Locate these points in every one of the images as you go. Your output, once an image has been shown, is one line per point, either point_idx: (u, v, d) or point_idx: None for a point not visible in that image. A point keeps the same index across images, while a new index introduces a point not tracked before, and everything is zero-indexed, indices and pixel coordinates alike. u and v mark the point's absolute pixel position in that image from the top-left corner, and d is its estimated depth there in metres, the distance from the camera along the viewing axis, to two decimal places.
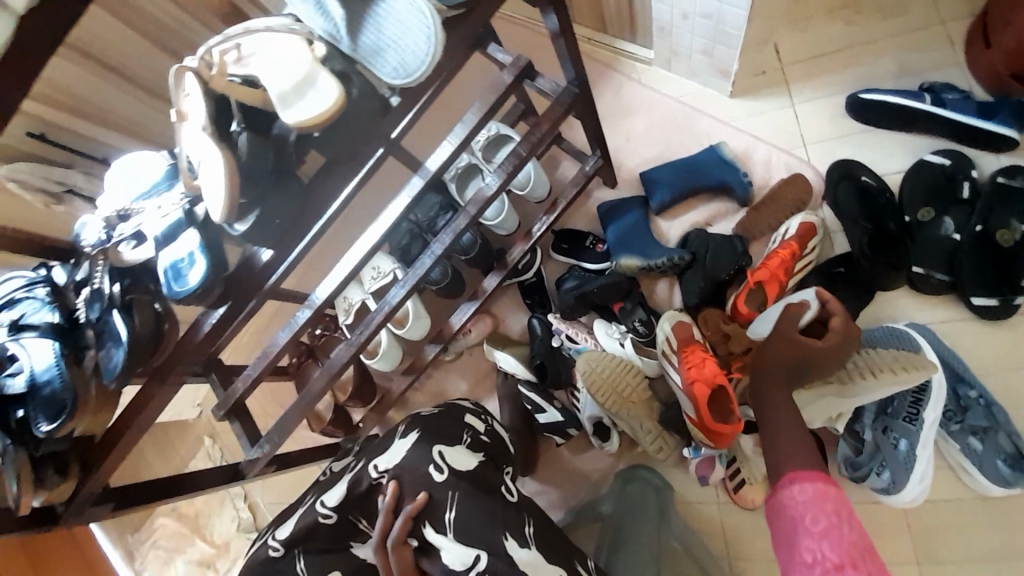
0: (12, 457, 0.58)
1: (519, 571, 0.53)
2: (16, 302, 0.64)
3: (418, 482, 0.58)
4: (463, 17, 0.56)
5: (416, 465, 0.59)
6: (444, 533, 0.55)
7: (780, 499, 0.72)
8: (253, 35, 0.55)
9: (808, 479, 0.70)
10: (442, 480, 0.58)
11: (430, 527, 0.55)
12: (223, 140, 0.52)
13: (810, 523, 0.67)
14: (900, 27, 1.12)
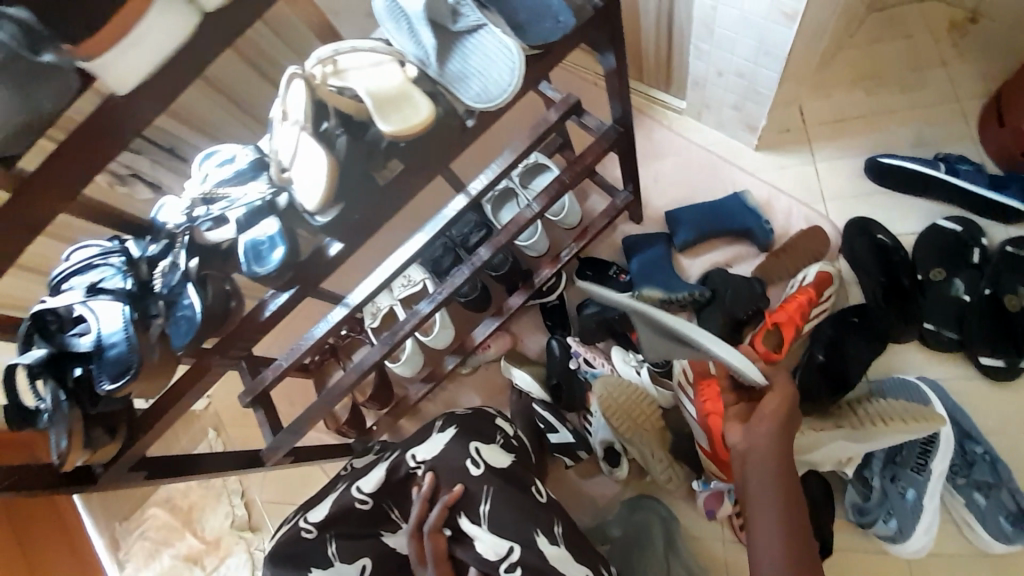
0: (66, 412, 0.61)
1: (548, 565, 0.62)
2: (92, 268, 0.68)
3: (453, 475, 0.67)
4: (539, 57, 0.63)
5: (456, 459, 0.68)
6: (477, 522, 0.65)
7: None
8: (351, 54, 0.62)
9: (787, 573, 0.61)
10: (478, 475, 0.67)
11: (465, 516, 0.65)
12: (319, 139, 0.60)
13: None
14: (917, 101, 1.21)
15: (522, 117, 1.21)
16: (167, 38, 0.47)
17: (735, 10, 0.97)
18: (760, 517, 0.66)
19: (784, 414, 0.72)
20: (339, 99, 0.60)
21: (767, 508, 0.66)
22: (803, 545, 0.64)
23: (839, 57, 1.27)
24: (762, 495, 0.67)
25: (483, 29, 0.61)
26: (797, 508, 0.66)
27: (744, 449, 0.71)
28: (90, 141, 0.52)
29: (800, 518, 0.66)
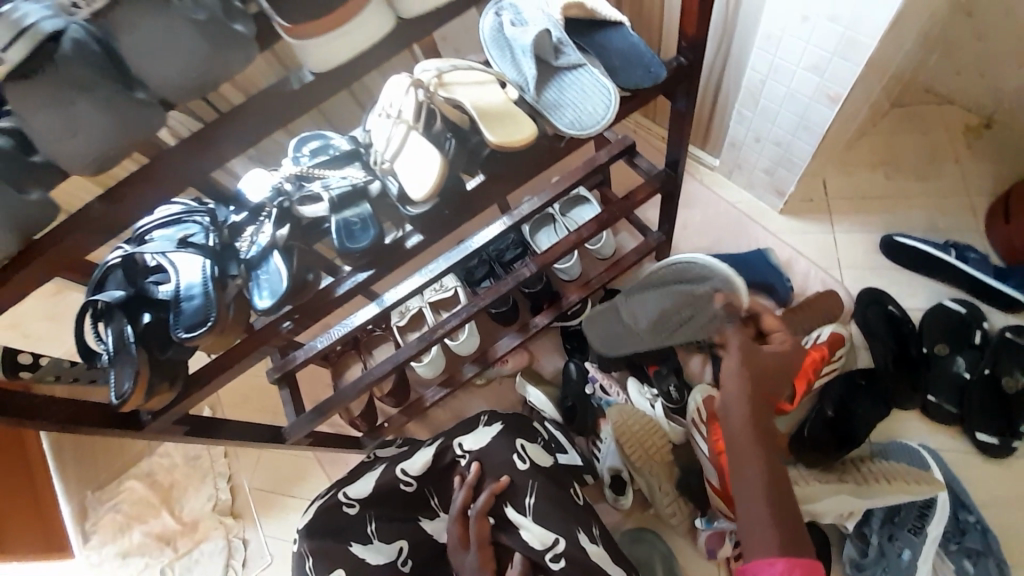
0: (135, 355, 0.63)
1: (588, 557, 0.78)
2: (178, 223, 0.71)
3: (499, 468, 0.85)
4: (628, 99, 0.71)
5: (503, 456, 0.85)
6: (523, 512, 0.83)
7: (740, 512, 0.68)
8: (458, 71, 0.69)
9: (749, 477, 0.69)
10: (524, 470, 0.84)
11: (510, 505, 0.84)
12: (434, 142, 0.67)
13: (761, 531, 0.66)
14: (931, 191, 1.32)
15: (571, 162, 1.35)
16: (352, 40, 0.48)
17: (782, 86, 1.06)
18: (743, 477, 0.70)
19: (752, 376, 0.76)
20: (449, 109, 0.67)
21: (748, 468, 0.70)
22: (784, 498, 0.69)
23: (865, 141, 1.39)
24: (744, 457, 0.71)
25: (583, 69, 0.69)
26: (775, 467, 0.71)
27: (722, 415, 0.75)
28: (252, 112, 0.51)
29: (782, 474, 0.70)
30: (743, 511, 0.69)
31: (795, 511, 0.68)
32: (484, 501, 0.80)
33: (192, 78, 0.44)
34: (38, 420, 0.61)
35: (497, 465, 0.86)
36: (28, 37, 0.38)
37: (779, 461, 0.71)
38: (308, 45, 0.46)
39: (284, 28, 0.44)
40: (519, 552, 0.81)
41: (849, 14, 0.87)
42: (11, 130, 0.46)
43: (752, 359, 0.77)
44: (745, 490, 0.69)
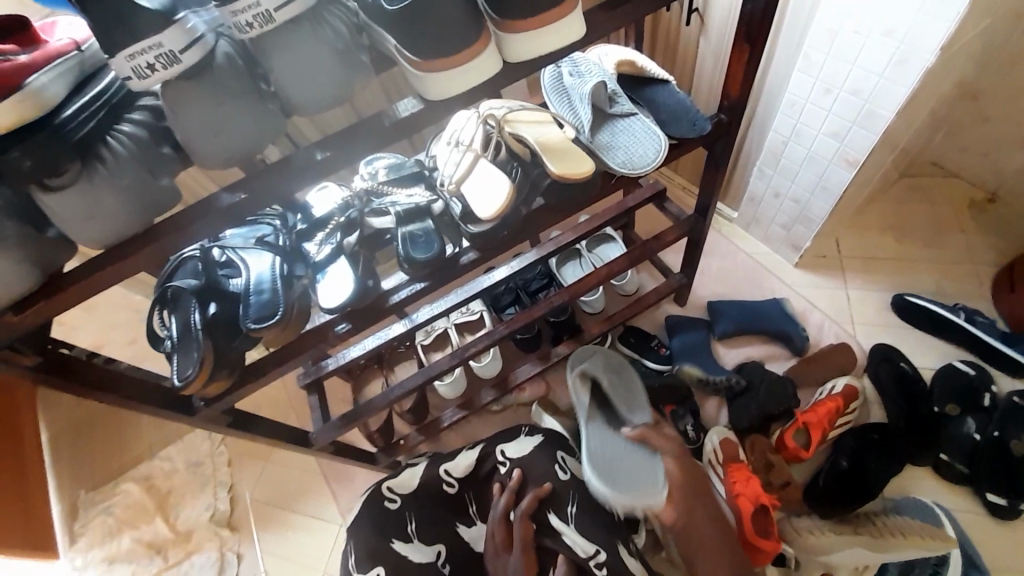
0: (201, 340, 0.65)
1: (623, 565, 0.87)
2: (252, 226, 0.78)
3: (541, 476, 0.95)
4: (674, 147, 0.78)
5: (544, 466, 0.96)
6: (564, 519, 0.91)
7: None
8: (524, 111, 0.78)
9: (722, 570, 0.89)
10: (564, 479, 0.95)
11: (551, 511, 0.92)
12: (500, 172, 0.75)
13: None
14: (939, 257, 1.39)
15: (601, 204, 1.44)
16: (473, 81, 0.52)
17: (804, 149, 1.15)
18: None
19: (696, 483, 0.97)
20: (515, 144, 0.76)
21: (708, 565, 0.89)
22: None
23: (875, 206, 1.48)
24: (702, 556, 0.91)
25: (634, 118, 0.77)
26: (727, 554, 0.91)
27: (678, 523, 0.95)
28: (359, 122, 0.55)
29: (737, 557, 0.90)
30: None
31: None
32: (527, 504, 0.89)
33: (322, 95, 0.51)
34: (103, 393, 0.62)
35: (537, 475, 0.96)
36: (200, 45, 0.44)
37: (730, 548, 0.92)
38: (429, 78, 0.50)
39: (416, 65, 0.49)
40: (563, 555, 0.89)
41: (869, 89, 0.96)
42: (147, 124, 0.50)
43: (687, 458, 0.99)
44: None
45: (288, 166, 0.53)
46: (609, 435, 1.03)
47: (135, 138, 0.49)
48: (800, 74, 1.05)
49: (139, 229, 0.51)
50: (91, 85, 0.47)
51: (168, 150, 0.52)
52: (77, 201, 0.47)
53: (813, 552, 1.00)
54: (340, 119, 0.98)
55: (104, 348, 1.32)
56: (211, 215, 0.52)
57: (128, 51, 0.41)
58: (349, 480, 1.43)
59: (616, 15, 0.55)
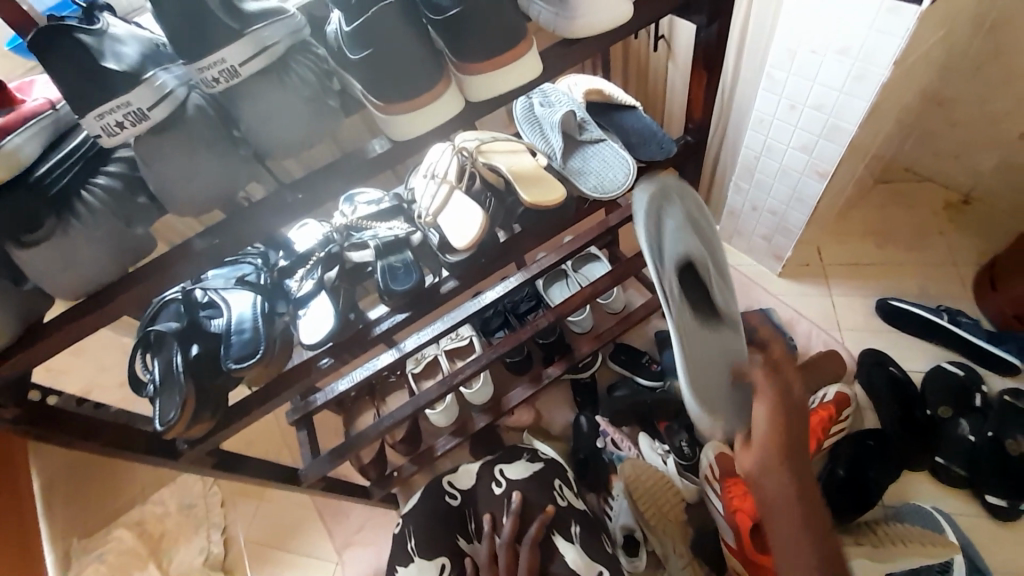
0: (182, 384, 0.66)
1: None
2: (234, 265, 0.79)
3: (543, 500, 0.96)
4: (645, 169, 0.81)
5: (542, 490, 0.97)
6: (568, 541, 0.91)
7: None
8: (497, 141, 0.81)
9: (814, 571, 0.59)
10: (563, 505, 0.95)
11: (557, 535, 0.91)
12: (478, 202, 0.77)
13: None
14: (920, 259, 1.42)
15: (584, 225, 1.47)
16: (438, 119, 0.53)
17: (776, 162, 1.18)
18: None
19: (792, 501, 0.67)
20: (489, 174, 0.78)
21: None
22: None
23: (854, 213, 1.51)
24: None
25: (604, 143, 0.80)
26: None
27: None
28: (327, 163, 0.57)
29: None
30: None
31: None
32: (536, 532, 0.85)
33: (295, 138, 0.52)
34: (83, 441, 0.62)
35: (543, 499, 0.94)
36: (172, 100, 0.46)
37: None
38: (393, 120, 0.52)
39: (379, 107, 0.51)
40: None
41: (832, 103, 1.00)
42: (122, 175, 0.51)
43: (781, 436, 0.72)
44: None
45: (265, 209, 0.55)
46: (705, 335, 0.88)
47: (110, 190, 0.50)
48: (766, 92, 1.09)
49: (116, 276, 0.52)
50: (65, 143, 0.49)
51: (144, 200, 0.52)
52: (52, 255, 0.47)
53: None
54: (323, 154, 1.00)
55: (93, 392, 1.30)
56: (186, 258, 0.53)
57: (98, 110, 0.43)
58: (345, 516, 1.40)
59: (574, 51, 0.57)
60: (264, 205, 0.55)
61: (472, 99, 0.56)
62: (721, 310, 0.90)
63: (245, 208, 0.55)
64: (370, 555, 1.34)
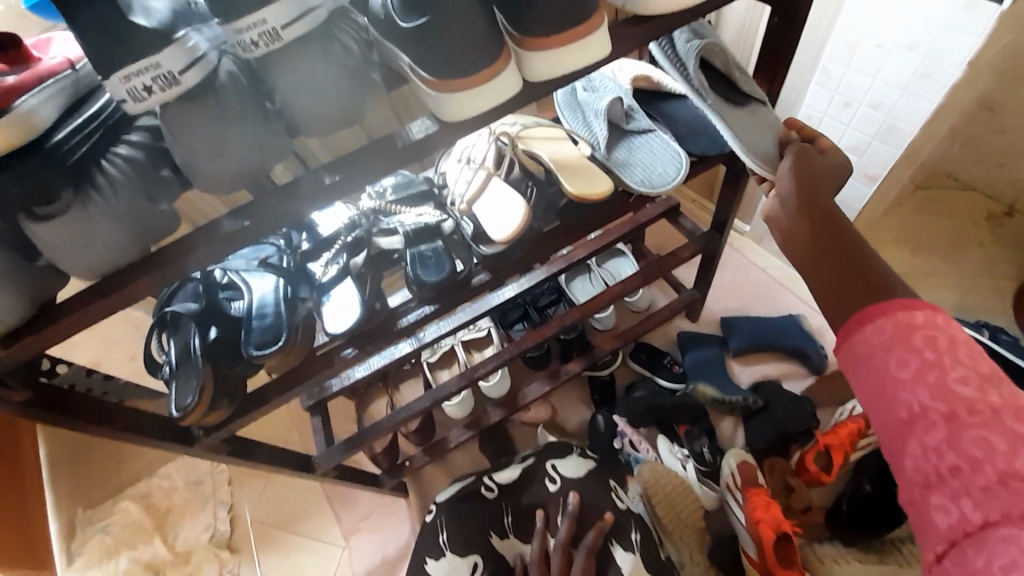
0: (201, 368, 0.63)
1: None
2: (256, 245, 0.74)
3: (604, 506, 0.84)
4: (694, 164, 0.76)
5: (601, 493, 0.86)
6: (628, 550, 0.81)
7: (857, 356, 0.48)
8: (539, 127, 0.76)
9: (881, 313, 0.48)
10: (623, 507, 0.85)
11: (616, 544, 0.81)
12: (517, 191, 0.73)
13: (897, 371, 0.46)
14: (958, 271, 1.37)
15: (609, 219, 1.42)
16: (495, 99, 0.49)
17: None
18: (912, 460, 0.45)
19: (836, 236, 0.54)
20: (529, 160, 0.73)
21: (913, 433, 0.44)
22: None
23: (892, 218, 1.45)
24: (903, 414, 0.45)
25: (653, 133, 0.75)
26: (953, 376, 0.44)
27: (853, 340, 0.49)
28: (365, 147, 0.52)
29: (989, 370, 0.44)
30: (1003, 522, 0.40)
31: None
32: (593, 541, 0.75)
33: (334, 114, 0.47)
34: (96, 427, 0.59)
35: (592, 505, 0.84)
36: (203, 64, 0.41)
37: (965, 344, 0.45)
38: (445, 100, 0.48)
39: (430, 84, 0.47)
40: None
41: (891, 103, 0.94)
42: (145, 145, 0.48)
43: (812, 180, 0.58)
44: (921, 470, 0.44)
45: (298, 191, 0.51)
46: (745, 117, 0.69)
47: (132, 161, 0.46)
48: (818, 87, 1.02)
49: (136, 257, 0.48)
50: (84, 107, 0.45)
51: (167, 172, 0.48)
52: (69, 230, 0.44)
53: None
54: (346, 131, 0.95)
55: (103, 365, 1.28)
56: (211, 240, 0.48)
57: (124, 72, 0.38)
58: (352, 502, 1.39)
59: (644, 29, 0.52)
60: (300, 188, 0.51)
61: (531, 78, 0.51)
62: (747, 94, 0.72)
63: (280, 191, 0.51)
64: (376, 543, 1.33)
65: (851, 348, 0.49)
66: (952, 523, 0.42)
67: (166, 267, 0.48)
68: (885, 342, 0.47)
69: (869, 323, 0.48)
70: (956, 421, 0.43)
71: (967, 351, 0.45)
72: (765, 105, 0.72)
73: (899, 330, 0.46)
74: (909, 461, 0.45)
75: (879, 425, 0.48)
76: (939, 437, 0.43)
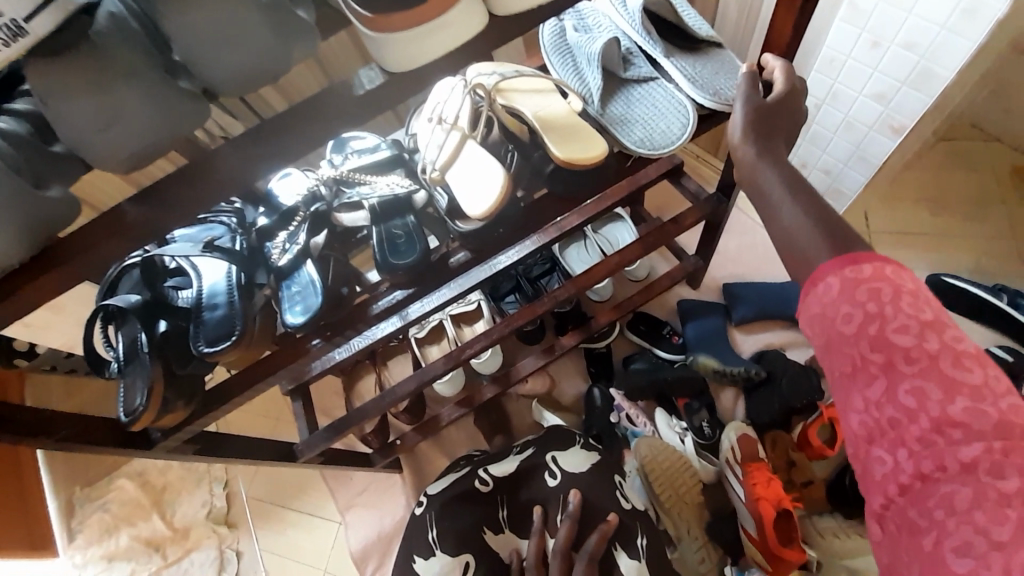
0: (148, 368, 0.56)
1: None
2: (204, 225, 0.66)
3: (607, 504, 0.81)
4: (704, 118, 0.65)
5: (604, 491, 0.82)
6: (634, 555, 0.77)
7: (810, 315, 0.46)
8: (521, 77, 0.65)
9: (834, 266, 0.45)
10: (629, 508, 0.81)
11: (622, 550, 0.77)
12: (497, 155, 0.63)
13: (842, 325, 0.44)
14: (979, 231, 1.28)
15: None
16: (453, 43, 0.41)
17: (840, 112, 1.01)
18: (857, 416, 0.44)
19: (797, 188, 0.50)
20: (511, 121, 0.64)
21: (855, 385, 0.44)
22: (961, 371, 0.40)
23: (909, 175, 1.35)
24: (846, 368, 0.44)
25: (653, 83, 0.65)
26: (894, 326, 0.42)
27: (809, 300, 0.46)
28: (301, 114, 0.42)
29: (934, 316, 0.42)
30: (941, 474, 0.39)
31: (990, 380, 0.40)
32: (596, 547, 0.71)
33: (247, 66, 0.38)
34: (38, 439, 0.55)
35: (598, 503, 0.81)
36: (56, 6, 0.32)
37: (911, 292, 0.43)
38: (389, 41, 0.39)
39: (370, 22, 0.38)
40: None
41: (927, 42, 0.82)
42: (29, 115, 0.41)
43: (770, 127, 0.54)
44: (866, 424, 0.44)
45: (227, 157, 0.41)
46: (697, 65, 0.65)
47: (13, 135, 0.40)
48: (843, 24, 0.89)
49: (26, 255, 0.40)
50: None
51: (59, 147, 0.42)
52: None
53: (840, 556, 0.96)
54: (305, 80, 0.83)
55: (78, 347, 1.22)
56: (126, 212, 0.41)
57: None
58: (347, 477, 1.37)
59: None
60: (222, 162, 0.41)
61: (500, 14, 0.42)
62: (700, 38, 0.67)
63: (197, 163, 0.42)
64: (373, 517, 1.32)
65: (806, 307, 0.47)
66: (887, 474, 0.42)
67: (70, 269, 0.40)
68: (834, 297, 0.44)
69: (821, 279, 0.46)
70: (894, 373, 0.42)
71: (916, 300, 0.43)
72: (719, 45, 0.68)
73: (846, 285, 0.44)
74: (855, 416, 0.44)
75: (832, 382, 0.46)
76: (880, 391, 0.42)
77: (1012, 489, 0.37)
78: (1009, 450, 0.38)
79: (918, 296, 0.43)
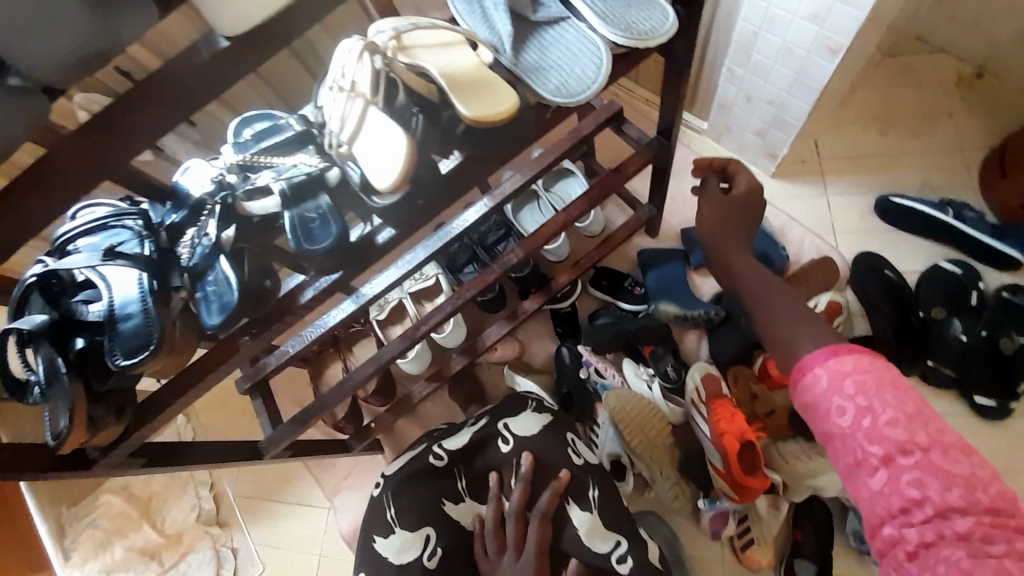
0: (67, 389, 0.53)
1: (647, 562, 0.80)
2: (108, 228, 0.59)
3: (564, 461, 0.83)
4: (622, 59, 0.62)
5: (559, 450, 0.84)
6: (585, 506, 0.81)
7: (803, 404, 0.57)
8: (419, 31, 0.60)
9: (818, 360, 0.57)
10: (581, 464, 0.83)
11: (574, 502, 0.82)
12: (402, 119, 0.58)
13: (837, 417, 0.54)
14: (926, 146, 1.29)
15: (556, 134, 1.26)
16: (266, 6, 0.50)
17: (778, 38, 0.98)
18: (868, 501, 0.52)
19: (766, 290, 0.69)
20: (413, 78, 0.59)
21: (860, 475, 0.52)
22: (949, 461, 0.49)
23: (858, 96, 1.34)
24: (851, 459, 0.53)
25: (565, 24, 0.61)
26: (884, 419, 0.51)
27: (806, 394, 0.57)
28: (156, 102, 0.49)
29: (916, 409, 0.52)
30: (940, 542, 0.47)
31: (977, 470, 0.49)
32: (547, 504, 0.77)
33: (73, 52, 0.42)
34: None
35: (553, 462, 0.83)
36: None
37: (891, 385, 0.53)
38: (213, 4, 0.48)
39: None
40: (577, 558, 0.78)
41: None
42: None
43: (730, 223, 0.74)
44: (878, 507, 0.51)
45: (93, 146, 0.49)
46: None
47: None
48: None
49: None
50: None
51: None
52: None
53: (803, 477, 1.02)
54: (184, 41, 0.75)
55: None
56: None
57: None
58: (331, 464, 1.38)
59: None
60: None
61: None
62: None
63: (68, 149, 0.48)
64: (362, 498, 1.34)
65: (802, 398, 0.57)
66: (898, 549, 0.49)
67: None
68: (826, 389, 0.55)
69: (810, 372, 0.57)
70: (893, 462, 0.50)
71: (900, 395, 0.53)
72: None
73: (833, 379, 0.55)
74: (867, 502, 0.52)
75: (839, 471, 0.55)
76: (882, 480, 0.51)
77: (999, 552, 0.45)
78: (996, 522, 0.47)
79: (901, 390, 0.53)
